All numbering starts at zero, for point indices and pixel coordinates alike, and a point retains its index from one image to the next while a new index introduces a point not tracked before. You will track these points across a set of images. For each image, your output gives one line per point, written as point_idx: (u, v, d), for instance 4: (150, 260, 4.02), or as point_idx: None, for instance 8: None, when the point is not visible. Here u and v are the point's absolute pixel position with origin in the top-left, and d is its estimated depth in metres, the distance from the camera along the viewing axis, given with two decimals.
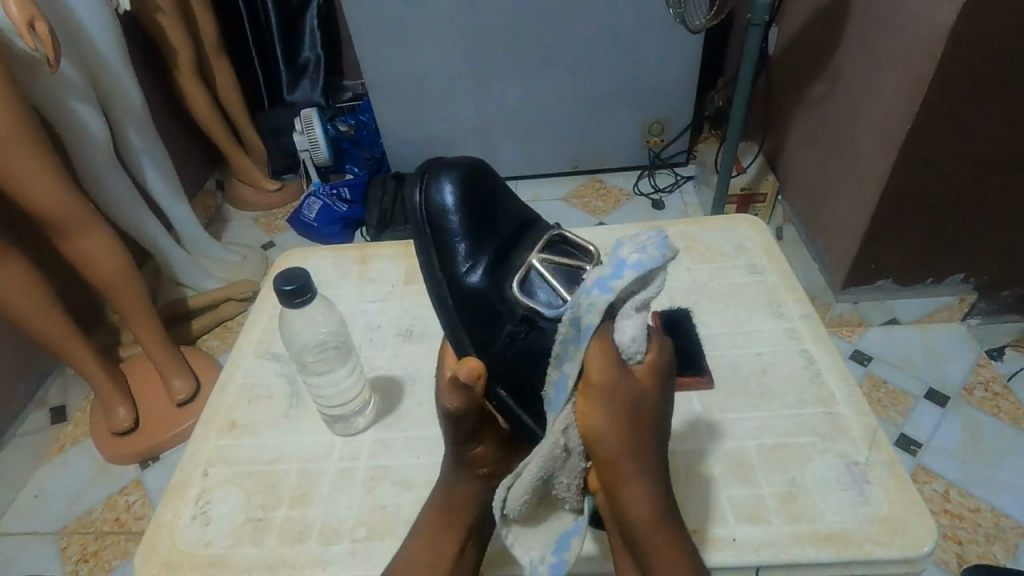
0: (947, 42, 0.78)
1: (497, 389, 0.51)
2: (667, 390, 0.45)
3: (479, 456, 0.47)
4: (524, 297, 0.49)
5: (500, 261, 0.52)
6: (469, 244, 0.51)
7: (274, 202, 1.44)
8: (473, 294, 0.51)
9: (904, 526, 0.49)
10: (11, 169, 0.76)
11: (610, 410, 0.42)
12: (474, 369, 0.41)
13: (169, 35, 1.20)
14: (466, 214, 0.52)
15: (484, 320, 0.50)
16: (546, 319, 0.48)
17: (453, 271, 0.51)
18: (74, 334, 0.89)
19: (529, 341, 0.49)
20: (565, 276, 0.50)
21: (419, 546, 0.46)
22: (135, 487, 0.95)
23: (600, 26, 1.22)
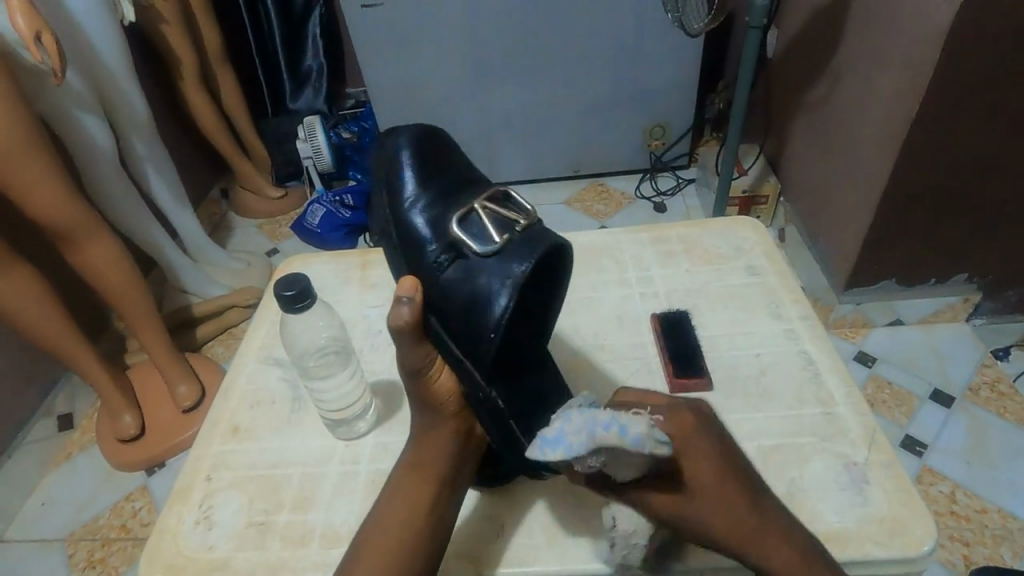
0: (944, 43, 0.78)
1: (428, 319, 0.50)
2: (729, 460, 0.47)
3: (439, 392, 0.50)
4: (458, 229, 0.51)
5: (443, 202, 0.53)
6: (414, 181, 0.54)
7: (276, 209, 1.45)
8: (411, 229, 0.52)
9: (906, 526, 0.49)
10: (19, 178, 0.77)
11: (691, 510, 0.45)
12: (410, 282, 0.46)
13: (173, 44, 1.21)
14: (417, 163, 0.54)
15: (418, 249, 0.52)
16: (472, 250, 0.50)
17: (397, 209, 0.53)
18: (80, 341, 0.90)
19: (460, 272, 0.50)
20: (501, 223, 0.51)
21: (396, 502, 0.47)
22: (141, 494, 0.96)
23: (599, 29, 1.23)
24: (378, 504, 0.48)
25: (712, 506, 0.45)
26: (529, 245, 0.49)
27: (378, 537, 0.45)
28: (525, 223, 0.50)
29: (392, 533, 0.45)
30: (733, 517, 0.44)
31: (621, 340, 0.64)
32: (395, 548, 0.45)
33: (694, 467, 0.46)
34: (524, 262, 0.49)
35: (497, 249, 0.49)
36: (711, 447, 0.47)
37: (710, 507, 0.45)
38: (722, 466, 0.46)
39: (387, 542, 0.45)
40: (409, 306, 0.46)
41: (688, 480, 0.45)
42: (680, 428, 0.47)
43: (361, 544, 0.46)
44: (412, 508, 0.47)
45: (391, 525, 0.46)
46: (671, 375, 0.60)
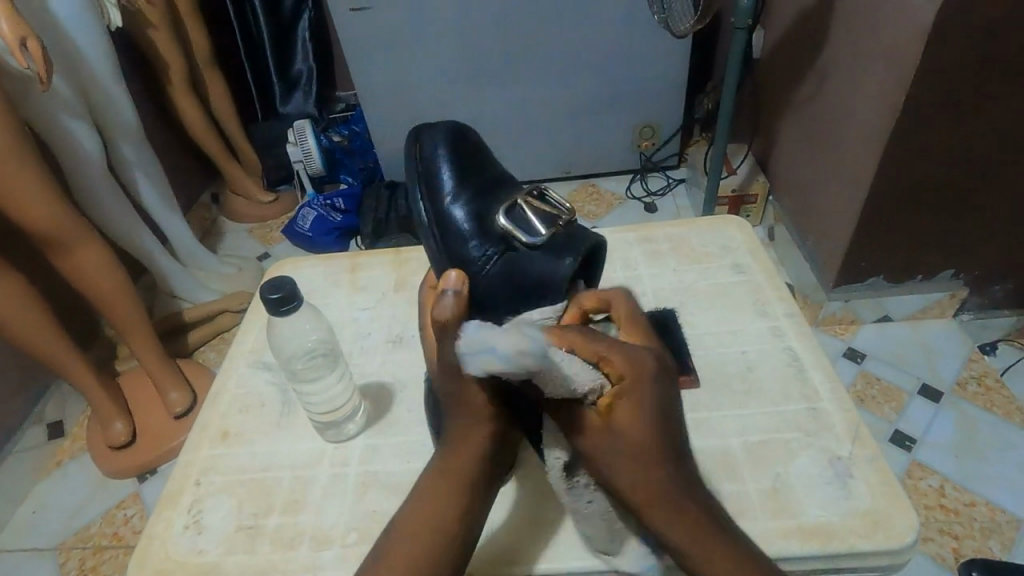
0: (926, 41, 0.79)
1: (474, 314, 0.50)
2: (666, 409, 0.42)
3: (477, 393, 0.46)
4: (506, 223, 0.51)
5: (483, 199, 0.53)
6: (454, 179, 0.53)
7: (267, 213, 1.45)
8: (453, 223, 0.52)
9: (889, 519, 0.49)
10: (6, 184, 0.77)
11: (604, 446, 0.42)
12: (459, 278, 0.46)
13: (161, 50, 1.21)
14: (454, 156, 0.54)
15: (461, 242, 0.51)
16: (521, 243, 0.50)
17: (436, 202, 0.52)
18: (70, 348, 0.90)
19: (508, 266, 0.50)
20: (545, 218, 0.52)
21: (423, 505, 0.44)
22: (133, 500, 0.96)
23: (587, 30, 1.23)
24: (404, 507, 0.45)
25: (626, 452, 0.41)
26: (572, 243, 0.51)
27: (407, 539, 0.42)
28: (567, 219, 0.51)
29: (416, 540, 0.42)
30: (637, 471, 0.41)
31: None
32: (426, 552, 0.42)
33: (629, 412, 0.41)
34: (570, 258, 0.50)
35: (543, 244, 0.50)
36: (653, 400, 0.42)
37: (623, 452, 0.41)
38: (659, 419, 0.42)
39: (411, 549, 0.42)
40: (454, 297, 0.44)
41: (618, 422, 0.41)
42: (633, 369, 0.42)
43: (382, 551, 0.42)
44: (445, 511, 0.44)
45: (421, 527, 0.43)
46: None
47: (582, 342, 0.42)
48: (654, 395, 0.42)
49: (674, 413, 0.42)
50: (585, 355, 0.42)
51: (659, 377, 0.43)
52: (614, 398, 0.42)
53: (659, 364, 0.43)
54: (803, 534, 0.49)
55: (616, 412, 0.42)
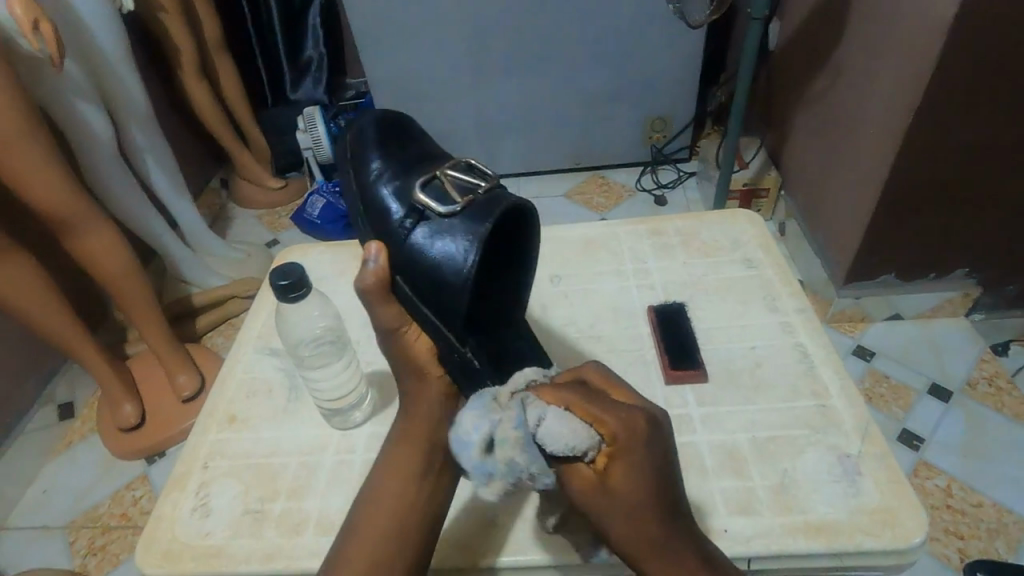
0: (948, 35, 0.78)
1: (397, 280, 0.50)
2: (663, 469, 0.40)
3: (416, 353, 0.50)
4: (419, 192, 0.51)
5: (406, 174, 0.53)
6: (379, 157, 0.54)
7: (277, 200, 1.45)
8: (379, 200, 0.52)
9: (897, 519, 0.49)
10: (18, 166, 0.77)
11: (602, 507, 0.41)
12: (376, 245, 0.49)
13: (172, 34, 1.20)
14: (380, 142, 0.56)
15: (384, 216, 0.51)
16: (434, 212, 0.49)
17: (364, 184, 0.53)
18: (80, 330, 0.90)
19: (421, 231, 0.49)
20: (462, 186, 0.51)
21: (385, 476, 0.47)
22: (141, 482, 0.97)
23: (601, 20, 1.22)
24: (370, 479, 0.48)
25: (622, 512, 0.40)
26: (489, 205, 0.49)
27: (373, 508, 0.46)
28: (486, 186, 0.51)
29: (381, 506, 0.46)
30: (630, 529, 0.40)
31: (617, 332, 0.64)
32: (390, 520, 0.45)
33: (622, 476, 0.39)
34: (487, 221, 0.49)
35: (460, 209, 0.49)
36: (648, 464, 0.39)
37: (619, 513, 0.40)
38: (656, 481, 0.40)
39: (377, 515, 0.45)
40: (375, 265, 0.48)
41: (611, 487, 0.40)
42: (626, 432, 0.39)
43: (354, 521, 0.46)
44: (406, 479, 0.47)
45: (387, 496, 0.46)
46: (667, 367, 0.59)
47: (579, 402, 0.41)
48: (649, 459, 0.39)
49: (671, 470, 0.41)
50: (581, 415, 0.40)
51: (653, 440, 0.40)
52: (608, 460, 0.40)
53: (653, 424, 0.40)
54: (809, 531, 0.48)
55: (613, 476, 0.40)
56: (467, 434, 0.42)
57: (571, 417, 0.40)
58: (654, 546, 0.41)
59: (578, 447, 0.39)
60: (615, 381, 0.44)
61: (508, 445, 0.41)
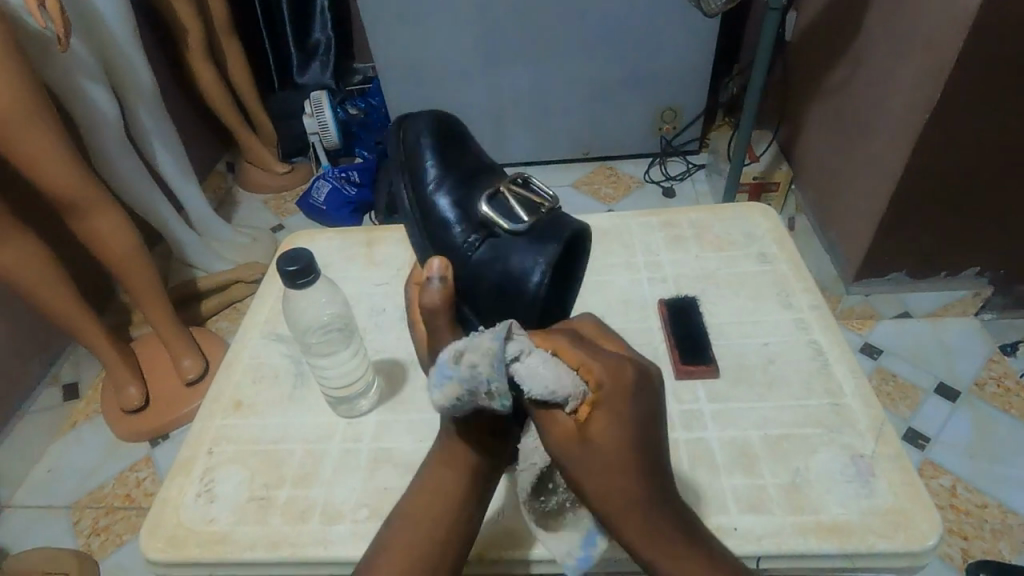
0: (970, 29, 0.76)
1: (462, 302, 0.50)
2: (648, 425, 0.39)
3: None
4: (487, 210, 0.50)
5: (467, 185, 0.53)
6: (437, 165, 0.53)
7: (284, 185, 1.44)
8: (438, 212, 0.52)
9: (910, 521, 0.48)
10: (24, 145, 0.76)
11: (580, 460, 0.39)
12: (441, 262, 0.46)
13: (180, 15, 1.19)
14: (435, 147, 0.54)
15: (446, 230, 0.51)
16: (503, 230, 0.50)
17: (422, 194, 0.52)
18: (85, 311, 0.90)
19: (490, 250, 0.49)
20: (528, 205, 0.51)
21: (424, 496, 0.45)
22: (144, 464, 0.96)
23: (613, 9, 1.20)
24: (407, 497, 0.46)
25: (602, 465, 0.38)
26: (556, 227, 0.49)
27: (408, 524, 0.44)
28: (550, 205, 0.51)
29: (420, 527, 0.44)
30: (605, 483, 0.38)
31: (628, 325, 0.63)
32: (427, 536, 0.43)
33: (605, 427, 0.38)
34: (555, 242, 0.48)
35: (526, 229, 0.49)
36: (635, 417, 0.38)
37: (596, 467, 0.38)
38: (640, 432, 0.38)
39: (415, 535, 0.43)
40: (441, 284, 0.46)
41: (593, 440, 0.38)
42: (611, 377, 0.39)
43: (389, 536, 0.44)
44: (449, 496, 0.45)
45: (425, 511, 0.45)
46: (678, 362, 0.59)
47: (567, 349, 0.40)
48: (637, 411, 0.38)
49: (655, 426, 0.39)
50: (568, 362, 0.39)
51: (641, 390, 0.39)
52: (593, 410, 0.38)
53: (642, 374, 0.40)
54: (819, 530, 0.48)
55: (595, 425, 0.38)
56: (445, 347, 0.38)
57: (559, 363, 0.38)
58: (632, 503, 0.38)
59: (565, 394, 0.38)
60: (608, 335, 0.44)
61: (480, 351, 0.37)
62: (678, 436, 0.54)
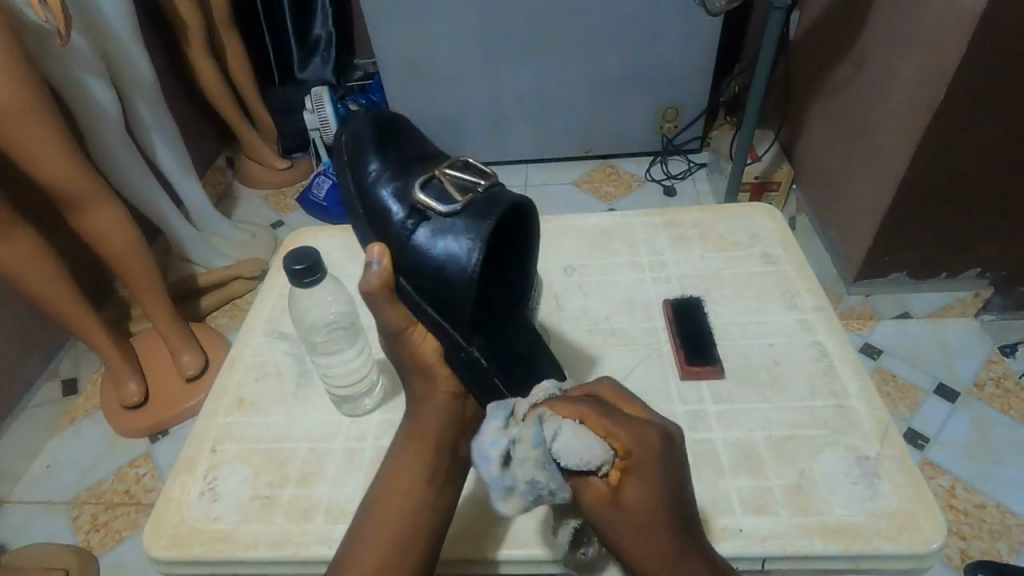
0: (974, 30, 0.76)
1: (401, 283, 0.49)
2: (675, 482, 0.39)
3: (421, 355, 0.49)
4: (419, 192, 0.49)
5: (403, 171, 0.51)
6: (374, 155, 0.52)
7: (284, 180, 1.43)
8: (377, 201, 0.50)
9: (915, 523, 0.48)
10: (24, 140, 0.76)
11: (612, 520, 0.40)
12: (379, 248, 0.47)
13: (181, 8, 1.18)
14: (375, 139, 0.53)
15: (385, 216, 0.49)
16: (436, 212, 0.48)
17: (360, 183, 0.51)
18: (85, 307, 0.89)
19: (423, 231, 0.48)
20: (462, 185, 0.49)
21: (396, 472, 0.47)
22: (144, 460, 0.96)
23: (616, 7, 1.20)
24: (380, 475, 0.48)
25: (635, 529, 0.39)
26: (490, 203, 0.48)
27: (382, 499, 0.46)
28: (486, 183, 0.49)
29: (393, 503, 0.45)
30: (637, 539, 0.39)
31: (632, 325, 0.63)
32: (398, 524, 0.45)
33: (635, 491, 0.38)
34: (489, 218, 0.48)
35: (460, 208, 0.48)
36: (661, 479, 0.38)
37: (627, 526, 0.39)
38: (668, 490, 0.39)
39: (388, 510, 0.45)
40: (379, 267, 0.47)
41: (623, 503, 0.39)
42: (639, 444, 0.38)
43: (367, 511, 0.46)
44: (417, 482, 0.46)
45: (395, 499, 0.46)
46: (682, 362, 0.59)
47: (593, 415, 0.39)
48: (664, 473, 0.38)
49: (683, 481, 0.40)
50: (594, 428, 0.39)
51: (667, 453, 0.39)
52: (622, 476, 0.39)
53: (667, 438, 0.39)
54: (823, 532, 0.48)
55: (626, 491, 0.38)
56: (487, 446, 0.37)
57: (585, 431, 0.38)
58: (665, 561, 0.39)
59: (594, 461, 0.38)
60: (625, 397, 0.43)
61: (532, 450, 0.37)
62: (683, 437, 0.54)
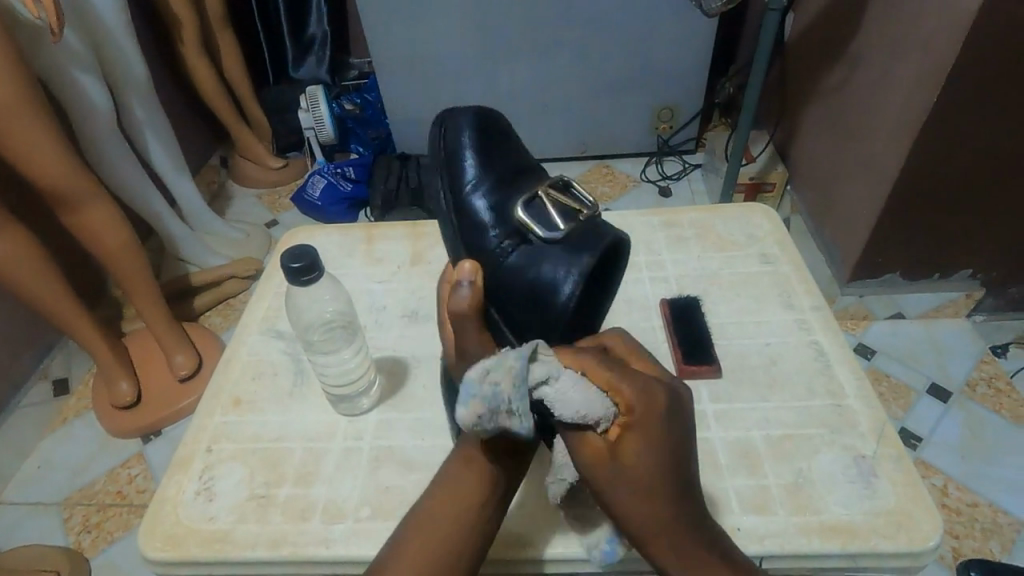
0: (965, 35, 0.77)
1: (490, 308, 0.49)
2: (677, 446, 0.39)
3: None
4: (523, 215, 0.50)
5: (505, 189, 0.52)
6: (476, 165, 0.53)
7: (277, 179, 1.42)
8: (473, 214, 0.51)
9: (911, 521, 0.49)
10: (13, 135, 0.75)
11: (612, 483, 0.40)
12: (471, 266, 0.45)
13: (175, 6, 1.18)
14: (478, 143, 0.54)
15: (483, 237, 0.50)
16: (537, 236, 0.49)
17: (458, 193, 0.52)
18: (75, 305, 0.88)
19: (520, 257, 0.49)
20: (566, 212, 0.50)
21: (447, 491, 0.45)
22: (137, 460, 0.96)
23: (611, 7, 1.20)
24: (428, 490, 0.46)
25: (633, 491, 0.39)
26: (593, 234, 0.48)
27: (430, 521, 0.43)
28: (589, 212, 0.49)
29: (442, 521, 0.43)
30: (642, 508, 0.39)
31: (630, 324, 0.63)
32: (439, 540, 0.42)
33: (634, 450, 0.38)
34: (589, 254, 0.47)
35: (562, 237, 0.48)
36: (664, 442, 0.39)
37: (626, 489, 0.39)
38: (669, 455, 0.39)
39: (436, 528, 0.43)
40: (471, 289, 0.45)
41: (623, 463, 0.39)
42: (642, 403, 0.38)
43: (410, 525, 0.44)
44: (468, 502, 0.44)
45: (442, 516, 0.43)
46: (680, 361, 0.59)
47: (596, 369, 0.40)
48: (667, 432, 0.39)
49: (686, 446, 0.40)
50: (596, 382, 0.39)
51: (672, 415, 0.39)
52: (623, 436, 0.39)
53: (671, 400, 0.40)
54: (820, 530, 0.48)
55: (627, 449, 0.38)
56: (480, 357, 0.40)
57: (587, 383, 0.39)
58: (664, 524, 0.39)
59: (592, 415, 0.38)
60: (639, 354, 0.44)
61: (510, 374, 0.38)
62: None
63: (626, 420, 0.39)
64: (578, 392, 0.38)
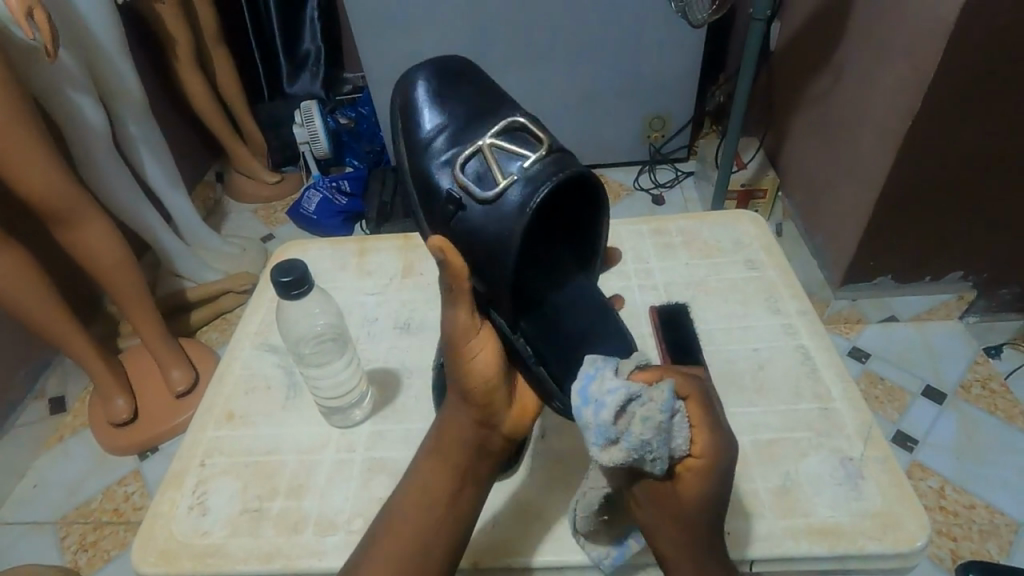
0: (946, 41, 0.78)
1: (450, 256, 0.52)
2: (729, 481, 0.38)
3: (477, 369, 0.46)
4: (459, 169, 0.52)
5: (458, 143, 0.55)
6: (432, 123, 0.56)
7: (272, 194, 1.43)
8: (428, 173, 0.54)
9: (898, 522, 0.49)
10: (8, 155, 0.75)
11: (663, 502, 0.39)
12: (437, 243, 0.43)
13: (168, 24, 1.19)
14: (434, 104, 0.57)
15: (435, 192, 0.54)
16: (474, 198, 0.50)
17: (418, 152, 0.56)
18: (71, 324, 0.89)
19: (466, 214, 0.51)
20: (511, 159, 0.51)
21: (416, 487, 0.45)
22: (134, 477, 0.96)
23: (601, 18, 1.21)
24: (400, 487, 0.46)
25: (675, 516, 0.39)
26: (535, 180, 0.49)
27: (399, 518, 0.44)
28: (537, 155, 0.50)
29: (408, 519, 0.44)
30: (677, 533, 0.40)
31: None
32: (414, 543, 0.43)
33: (692, 487, 0.37)
34: (533, 197, 0.49)
35: (503, 188, 0.50)
36: (722, 482, 0.37)
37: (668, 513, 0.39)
38: (720, 492, 0.38)
39: (403, 526, 0.43)
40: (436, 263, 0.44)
41: (678, 493, 0.38)
42: (716, 453, 0.36)
43: (382, 526, 0.44)
44: (432, 502, 0.44)
45: (409, 512, 0.44)
46: None
47: (696, 403, 0.37)
48: (727, 472, 0.37)
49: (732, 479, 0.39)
50: (691, 415, 0.36)
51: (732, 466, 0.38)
52: (685, 471, 0.38)
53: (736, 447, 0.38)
54: (809, 533, 0.49)
55: (684, 483, 0.38)
56: (599, 399, 0.36)
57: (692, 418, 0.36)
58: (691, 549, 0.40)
59: (677, 450, 0.36)
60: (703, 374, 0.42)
61: (648, 421, 0.35)
62: None
63: (698, 459, 0.37)
64: (685, 434, 0.36)
